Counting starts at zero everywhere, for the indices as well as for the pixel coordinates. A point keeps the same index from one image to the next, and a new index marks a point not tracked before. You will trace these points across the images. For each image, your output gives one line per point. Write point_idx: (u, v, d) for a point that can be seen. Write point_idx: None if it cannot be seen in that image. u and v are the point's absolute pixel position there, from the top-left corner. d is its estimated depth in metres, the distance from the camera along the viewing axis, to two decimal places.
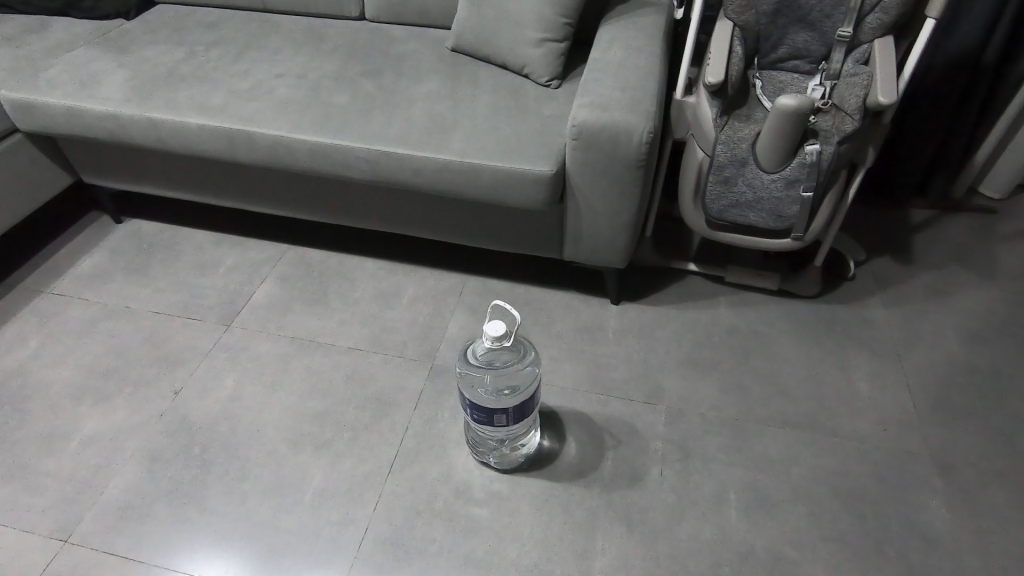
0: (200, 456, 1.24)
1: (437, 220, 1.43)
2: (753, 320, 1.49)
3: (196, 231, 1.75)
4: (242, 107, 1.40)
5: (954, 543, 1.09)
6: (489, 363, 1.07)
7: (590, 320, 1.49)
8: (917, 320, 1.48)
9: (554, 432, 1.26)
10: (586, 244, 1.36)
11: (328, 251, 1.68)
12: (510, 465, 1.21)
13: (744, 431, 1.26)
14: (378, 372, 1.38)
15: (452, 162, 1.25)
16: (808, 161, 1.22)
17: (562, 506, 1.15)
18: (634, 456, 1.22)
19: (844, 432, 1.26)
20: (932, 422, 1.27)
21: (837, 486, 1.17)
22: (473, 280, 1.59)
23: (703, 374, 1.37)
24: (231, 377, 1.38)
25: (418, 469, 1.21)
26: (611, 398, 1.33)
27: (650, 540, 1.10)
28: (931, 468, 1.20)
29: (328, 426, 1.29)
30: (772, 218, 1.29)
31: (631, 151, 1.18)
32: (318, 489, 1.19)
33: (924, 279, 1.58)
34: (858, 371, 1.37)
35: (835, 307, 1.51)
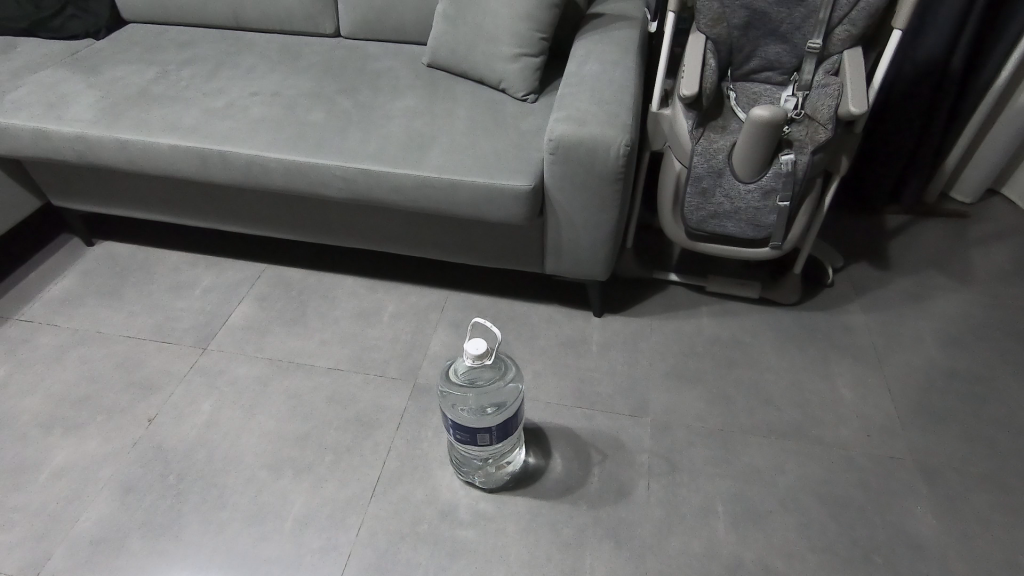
0: (176, 485, 1.20)
1: (417, 236, 1.42)
2: (735, 329, 1.49)
3: (170, 252, 1.71)
4: (215, 126, 1.37)
5: (941, 549, 1.09)
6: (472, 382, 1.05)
7: (573, 334, 1.48)
8: (895, 325, 1.50)
9: (539, 448, 1.25)
10: (567, 258, 1.36)
11: (307, 269, 1.66)
12: (496, 483, 1.19)
13: (729, 441, 1.26)
14: (359, 392, 1.36)
15: (430, 178, 1.24)
16: (784, 170, 1.23)
17: (549, 524, 1.13)
18: (620, 470, 1.21)
19: (828, 439, 1.26)
20: (914, 427, 1.28)
21: (824, 494, 1.17)
22: (455, 296, 1.58)
23: (688, 384, 1.37)
24: (208, 402, 1.35)
25: (402, 491, 1.19)
26: (596, 411, 1.32)
27: (639, 556, 1.09)
28: (914, 473, 1.20)
29: (309, 449, 1.26)
30: (751, 228, 1.30)
31: (608, 164, 1.18)
32: (300, 515, 1.16)
33: (900, 284, 1.60)
34: (840, 377, 1.38)
35: (815, 313, 1.52)
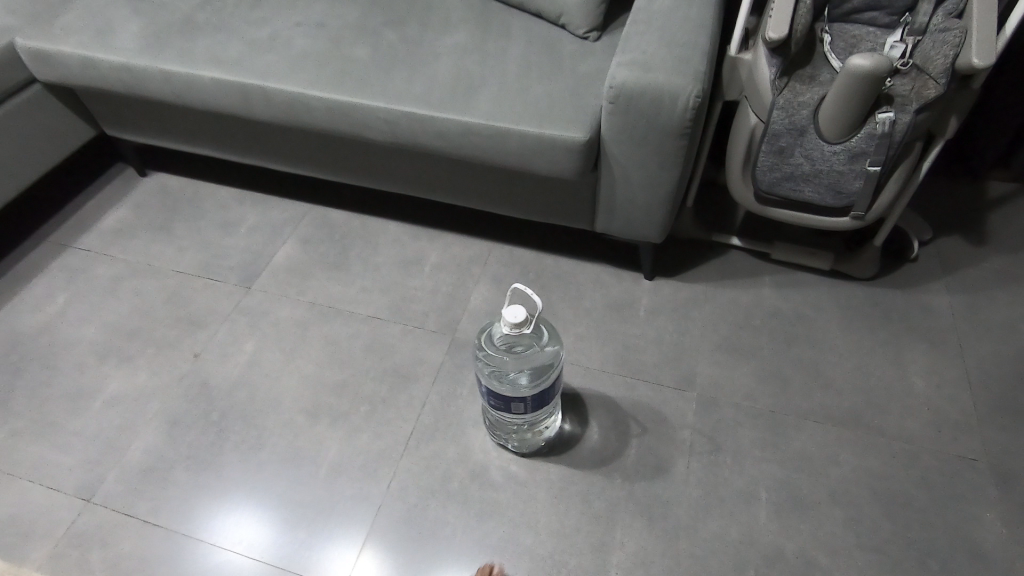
0: (218, 423, 1.24)
1: (462, 185, 1.34)
2: (799, 303, 1.38)
3: (218, 187, 1.71)
4: (258, 60, 1.31)
5: (1008, 561, 1.00)
6: (509, 348, 0.99)
7: (620, 297, 1.40)
8: (984, 309, 1.34)
9: (576, 415, 1.21)
10: (620, 217, 1.26)
11: (351, 212, 1.62)
12: (530, 449, 1.16)
13: (781, 424, 1.18)
14: (397, 343, 1.34)
15: (476, 125, 1.16)
16: (879, 132, 1.07)
17: (581, 495, 1.10)
18: (660, 446, 1.16)
19: (891, 431, 1.16)
20: (993, 426, 1.16)
21: (880, 491, 1.08)
22: (498, 249, 1.51)
23: (739, 359, 1.28)
24: (250, 343, 1.36)
25: (435, 447, 1.18)
26: (640, 381, 1.26)
27: (673, 537, 1.05)
28: (987, 477, 1.10)
29: (346, 397, 1.26)
30: (831, 194, 1.17)
31: (673, 117, 1.05)
32: (334, 462, 1.18)
33: (995, 263, 1.43)
34: (913, 365, 1.26)
35: (892, 292, 1.38)
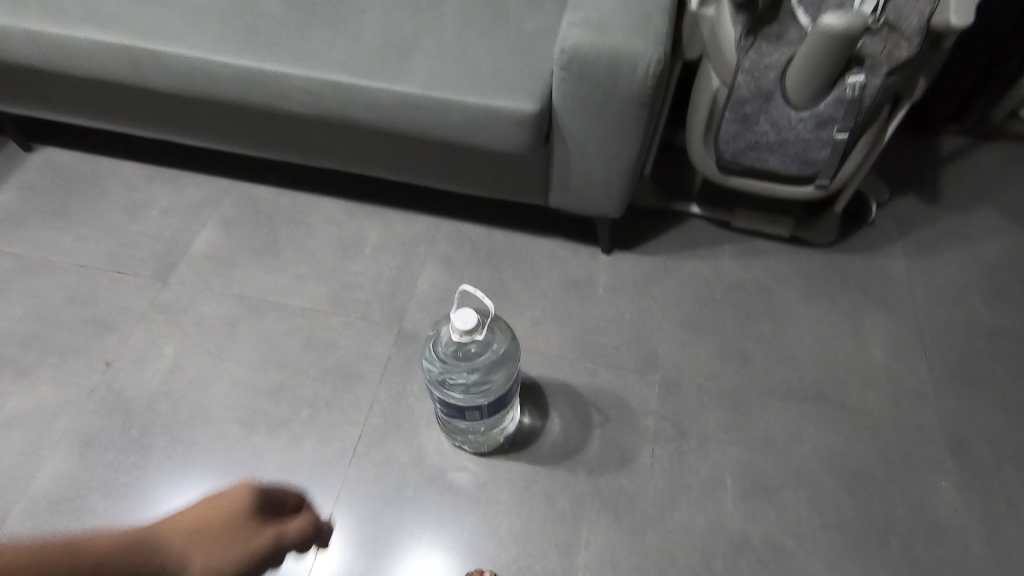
0: (139, 441, 1.11)
1: (400, 160, 1.20)
2: (759, 274, 1.33)
3: (121, 164, 1.50)
4: (146, 17, 1.11)
5: (961, 529, 1.02)
6: (456, 354, 0.91)
7: (577, 275, 1.32)
8: (938, 272, 1.34)
9: (535, 407, 1.14)
10: (576, 193, 1.16)
11: (278, 189, 1.45)
12: (487, 448, 1.09)
13: (744, 404, 1.15)
14: (339, 338, 1.23)
15: (412, 96, 1.01)
16: (848, 97, 0.99)
17: (544, 494, 1.05)
18: (623, 435, 1.11)
19: (851, 404, 1.15)
20: (948, 392, 1.17)
21: (842, 467, 1.08)
22: (446, 226, 1.39)
23: (701, 338, 1.24)
24: (171, 346, 1.22)
25: (386, 451, 1.10)
26: (601, 365, 1.20)
27: (640, 531, 1.02)
28: (942, 446, 1.11)
29: (284, 402, 1.15)
30: (796, 163, 1.11)
31: (633, 86, 0.94)
32: (275, 476, 1.07)
33: (948, 223, 1.42)
34: (872, 335, 1.25)
35: (851, 257, 1.36)
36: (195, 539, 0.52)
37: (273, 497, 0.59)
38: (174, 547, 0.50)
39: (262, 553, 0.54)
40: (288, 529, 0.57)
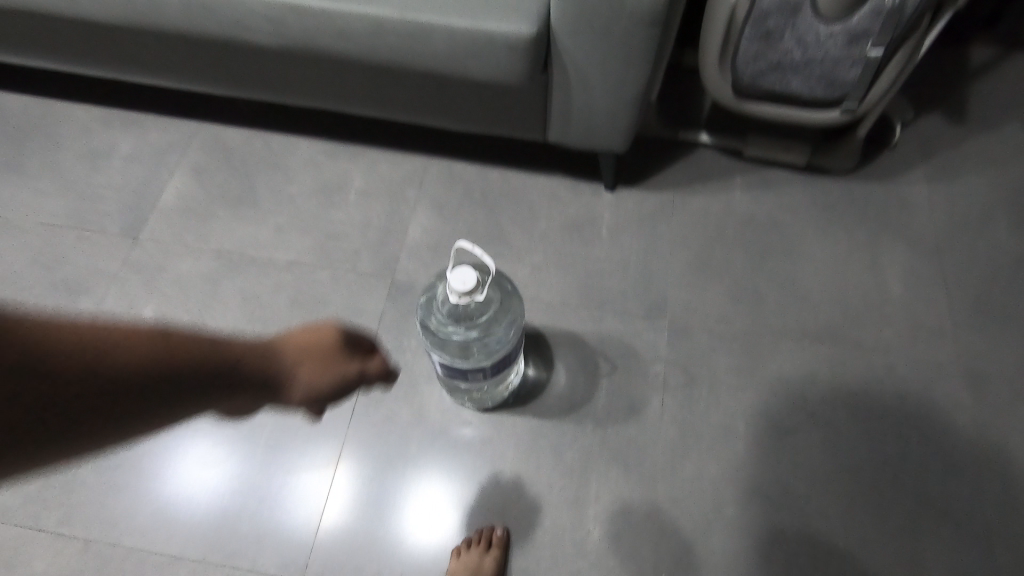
0: None
1: (381, 94, 1.08)
2: (773, 208, 1.25)
3: (73, 107, 1.36)
4: None
5: (976, 466, 1.00)
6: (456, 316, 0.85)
7: (579, 215, 1.23)
8: (963, 198, 1.25)
9: (540, 358, 1.09)
10: (577, 126, 1.05)
11: (250, 130, 1.33)
12: (493, 402, 1.05)
13: (757, 347, 1.10)
14: (327, 292, 1.15)
15: (389, 20, 0.89)
16: (886, 7, 0.88)
17: (551, 447, 1.02)
18: (632, 384, 1.07)
19: (868, 343, 1.11)
20: (968, 327, 1.12)
21: (857, 408, 1.05)
22: (435, 165, 1.29)
23: (711, 278, 1.17)
24: (149, 307, 1.14)
25: (386, 410, 1.05)
26: (607, 312, 1.14)
27: (651, 481, 1.00)
28: (960, 382, 1.07)
29: None
30: (822, 84, 1.01)
31: (642, 3, 0.82)
32: (271, 439, 1.03)
33: (975, 144, 1.32)
34: (891, 268, 1.18)
35: (871, 186, 1.27)
36: (299, 358, 0.63)
37: (354, 338, 0.68)
38: (286, 362, 0.62)
39: (348, 379, 0.66)
40: (370, 366, 0.69)
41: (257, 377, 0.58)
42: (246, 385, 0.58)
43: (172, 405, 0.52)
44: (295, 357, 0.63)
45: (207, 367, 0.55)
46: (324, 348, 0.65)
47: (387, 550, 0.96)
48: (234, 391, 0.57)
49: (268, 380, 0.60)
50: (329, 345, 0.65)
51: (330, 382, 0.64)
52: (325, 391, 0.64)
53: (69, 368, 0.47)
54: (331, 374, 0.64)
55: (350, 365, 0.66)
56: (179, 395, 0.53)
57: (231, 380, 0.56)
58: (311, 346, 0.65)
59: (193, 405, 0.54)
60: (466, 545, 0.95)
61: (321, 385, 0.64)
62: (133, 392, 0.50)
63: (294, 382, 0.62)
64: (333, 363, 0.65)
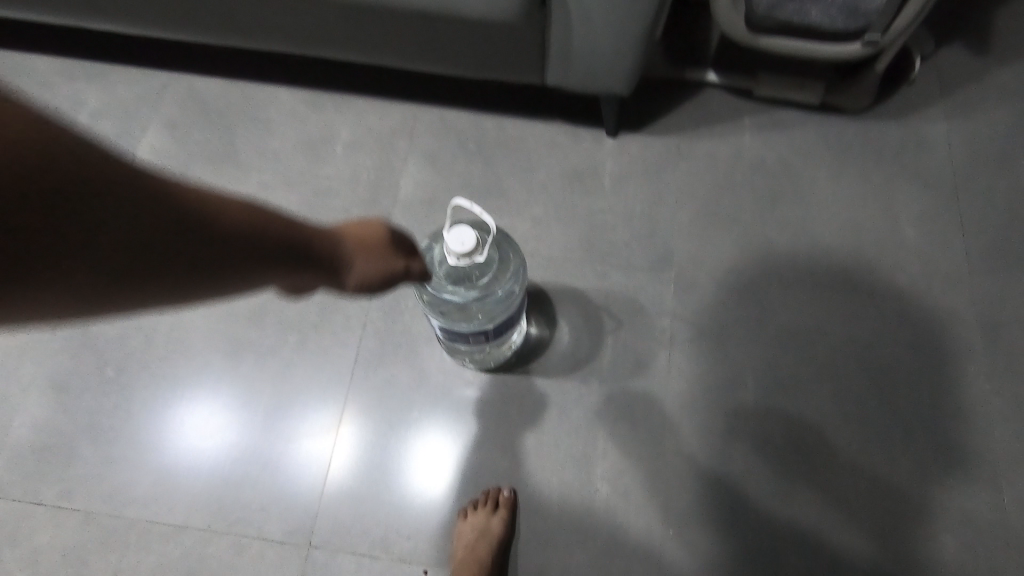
0: (117, 380, 1.03)
1: (364, 37, 0.99)
2: (784, 151, 1.18)
3: (32, 59, 1.26)
4: None
5: (987, 414, 0.99)
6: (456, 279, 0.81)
7: (580, 164, 1.17)
8: (983, 136, 1.19)
9: (542, 315, 1.06)
10: (578, 67, 0.97)
11: (225, 80, 1.24)
12: (495, 362, 1.02)
13: (766, 298, 1.07)
14: None
15: None
16: None
17: (557, 406, 1.00)
18: (638, 340, 1.04)
19: (880, 291, 1.07)
20: (984, 272, 1.08)
21: (868, 358, 1.03)
22: (426, 114, 1.21)
23: (719, 228, 1.12)
24: None
25: (387, 373, 1.03)
26: (611, 266, 1.09)
27: (658, 437, 0.98)
28: (974, 329, 1.04)
29: (269, 327, 1.06)
30: (844, 14, 0.95)
31: None
32: (270, 406, 1.01)
33: (998, 76, 1.24)
34: (906, 213, 1.13)
35: (887, 125, 1.20)
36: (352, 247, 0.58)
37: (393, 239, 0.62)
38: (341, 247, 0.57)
39: (394, 275, 0.61)
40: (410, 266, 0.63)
41: (307, 255, 0.52)
42: (294, 263, 0.52)
43: (219, 267, 0.46)
44: (344, 242, 0.57)
45: (261, 234, 0.48)
46: (373, 238, 0.60)
47: (393, 513, 0.95)
48: (282, 265, 0.51)
49: (318, 261, 0.54)
50: (377, 236, 0.60)
51: (375, 274, 0.59)
52: (369, 283, 0.59)
53: (124, 198, 0.39)
54: (379, 266, 0.59)
55: (398, 261, 0.61)
56: (231, 261, 0.46)
57: (281, 254, 0.50)
58: (358, 235, 0.59)
59: (240, 274, 0.48)
60: (472, 507, 0.93)
61: (367, 275, 0.59)
62: (190, 248, 0.43)
63: (342, 268, 0.57)
64: (382, 256, 0.60)
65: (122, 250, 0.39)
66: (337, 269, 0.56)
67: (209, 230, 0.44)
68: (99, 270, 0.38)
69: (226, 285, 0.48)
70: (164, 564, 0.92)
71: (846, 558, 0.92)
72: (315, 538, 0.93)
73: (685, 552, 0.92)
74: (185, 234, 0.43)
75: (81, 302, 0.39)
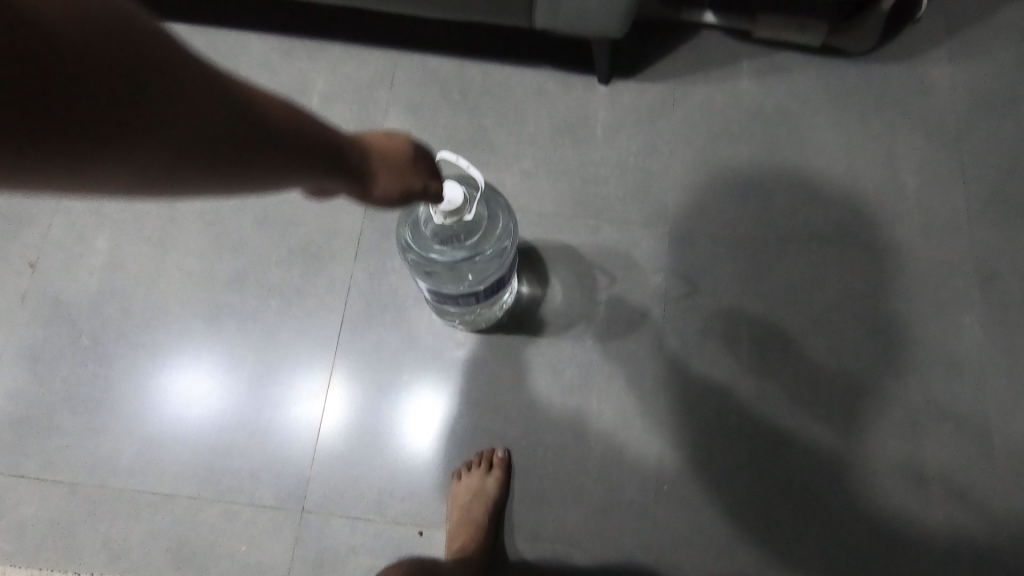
0: (94, 349, 0.99)
1: None
2: (783, 97, 1.13)
3: None
4: None
5: (981, 364, 0.98)
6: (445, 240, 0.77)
7: (570, 114, 1.11)
8: (989, 79, 1.14)
9: (534, 273, 1.03)
10: (568, 7, 0.91)
11: (188, 26, 1.15)
12: (486, 323, 0.99)
13: (763, 251, 1.04)
14: (298, 212, 1.05)
15: None
16: None
17: (550, 366, 0.98)
18: (632, 297, 1.01)
19: (878, 242, 1.05)
20: (983, 221, 1.06)
21: (864, 311, 1.01)
22: (406, 61, 1.13)
23: (715, 180, 1.08)
24: (103, 238, 1.04)
25: (375, 335, 1.00)
26: (604, 221, 1.05)
27: (652, 395, 0.97)
28: (971, 279, 1.03)
29: (250, 292, 1.02)
30: None
31: None
32: (255, 371, 0.98)
33: (1007, 14, 1.18)
34: (907, 161, 1.10)
35: (890, 68, 1.15)
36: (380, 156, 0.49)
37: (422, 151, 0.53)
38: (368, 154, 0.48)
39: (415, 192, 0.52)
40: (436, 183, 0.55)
41: (327, 158, 0.43)
42: (298, 165, 0.42)
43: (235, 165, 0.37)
44: (357, 147, 0.47)
45: (269, 125, 0.38)
46: (389, 148, 0.49)
47: (387, 476, 0.94)
48: (284, 166, 0.41)
49: (336, 166, 0.44)
50: (395, 145, 0.50)
51: (389, 191, 0.50)
52: (380, 200, 0.50)
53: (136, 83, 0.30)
54: (395, 182, 0.49)
55: (418, 180, 0.51)
56: (235, 155, 0.37)
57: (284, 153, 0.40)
58: (373, 142, 0.49)
59: (244, 174, 0.38)
60: (466, 468, 0.93)
61: (380, 191, 0.49)
62: (177, 130, 0.33)
63: (353, 180, 0.47)
64: (399, 170, 0.50)
65: (116, 133, 0.30)
66: (347, 180, 0.46)
67: (201, 109, 0.33)
68: (55, 144, 0.28)
69: (226, 183, 0.38)
70: (155, 533, 0.91)
71: (839, 508, 0.93)
72: (308, 503, 0.92)
73: (680, 506, 0.93)
74: (174, 110, 0.32)
75: (20, 179, 0.29)
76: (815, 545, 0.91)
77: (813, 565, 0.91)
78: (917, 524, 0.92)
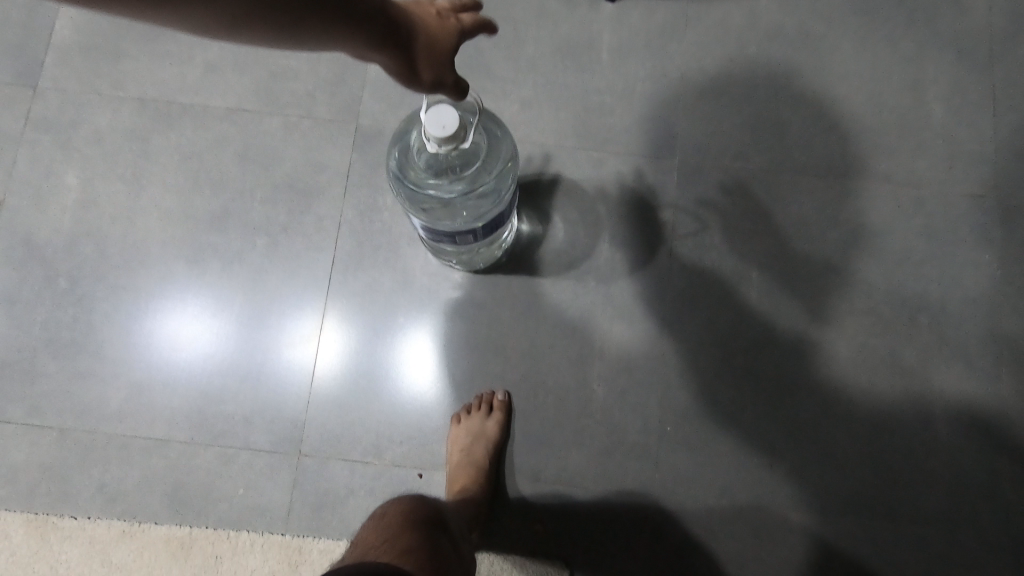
0: (73, 292, 0.95)
1: None
2: (804, 15, 1.04)
3: None
4: None
5: (996, 303, 0.95)
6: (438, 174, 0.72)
7: (573, 35, 1.02)
8: None
9: (534, 210, 0.97)
10: None
11: None
12: (484, 264, 0.95)
13: (776, 186, 0.98)
14: (282, 146, 0.98)
15: None
16: None
17: (551, 307, 0.94)
18: (637, 235, 0.96)
19: (899, 175, 0.99)
20: (1010, 153, 1.00)
21: (880, 249, 0.97)
22: None
23: (729, 109, 1.01)
24: (72, 173, 0.97)
25: (368, 276, 0.95)
26: (609, 154, 0.99)
27: (657, 336, 0.94)
28: (993, 215, 0.98)
29: (233, 231, 0.96)
30: None
31: None
32: (244, 314, 0.94)
33: None
34: (934, 87, 1.02)
35: None
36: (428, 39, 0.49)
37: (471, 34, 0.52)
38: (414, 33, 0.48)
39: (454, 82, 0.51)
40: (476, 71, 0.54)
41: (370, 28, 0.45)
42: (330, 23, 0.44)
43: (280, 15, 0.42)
44: (402, 20, 0.48)
45: None
46: (433, 33, 0.49)
47: (384, 420, 0.91)
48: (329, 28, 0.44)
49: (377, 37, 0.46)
50: (439, 32, 0.50)
51: (417, 75, 0.49)
52: (406, 81, 0.49)
53: None
54: (424, 68, 0.49)
55: (449, 73, 0.50)
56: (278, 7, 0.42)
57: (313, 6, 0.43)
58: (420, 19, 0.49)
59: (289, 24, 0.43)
60: (466, 412, 0.91)
61: (408, 71, 0.48)
62: None
63: (385, 53, 0.47)
64: (433, 57, 0.49)
65: None
66: (379, 52, 0.47)
67: None
68: None
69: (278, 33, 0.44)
70: (149, 477, 0.89)
71: (843, 447, 0.92)
72: (305, 447, 0.90)
73: (683, 447, 0.91)
74: None
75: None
76: (818, 483, 0.91)
77: (815, 502, 0.91)
78: (922, 462, 0.91)
